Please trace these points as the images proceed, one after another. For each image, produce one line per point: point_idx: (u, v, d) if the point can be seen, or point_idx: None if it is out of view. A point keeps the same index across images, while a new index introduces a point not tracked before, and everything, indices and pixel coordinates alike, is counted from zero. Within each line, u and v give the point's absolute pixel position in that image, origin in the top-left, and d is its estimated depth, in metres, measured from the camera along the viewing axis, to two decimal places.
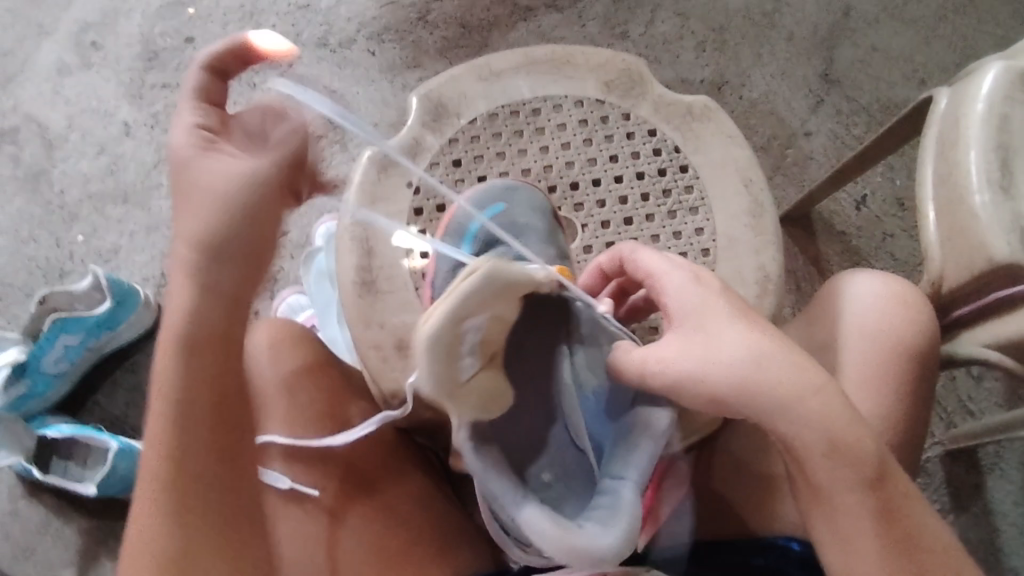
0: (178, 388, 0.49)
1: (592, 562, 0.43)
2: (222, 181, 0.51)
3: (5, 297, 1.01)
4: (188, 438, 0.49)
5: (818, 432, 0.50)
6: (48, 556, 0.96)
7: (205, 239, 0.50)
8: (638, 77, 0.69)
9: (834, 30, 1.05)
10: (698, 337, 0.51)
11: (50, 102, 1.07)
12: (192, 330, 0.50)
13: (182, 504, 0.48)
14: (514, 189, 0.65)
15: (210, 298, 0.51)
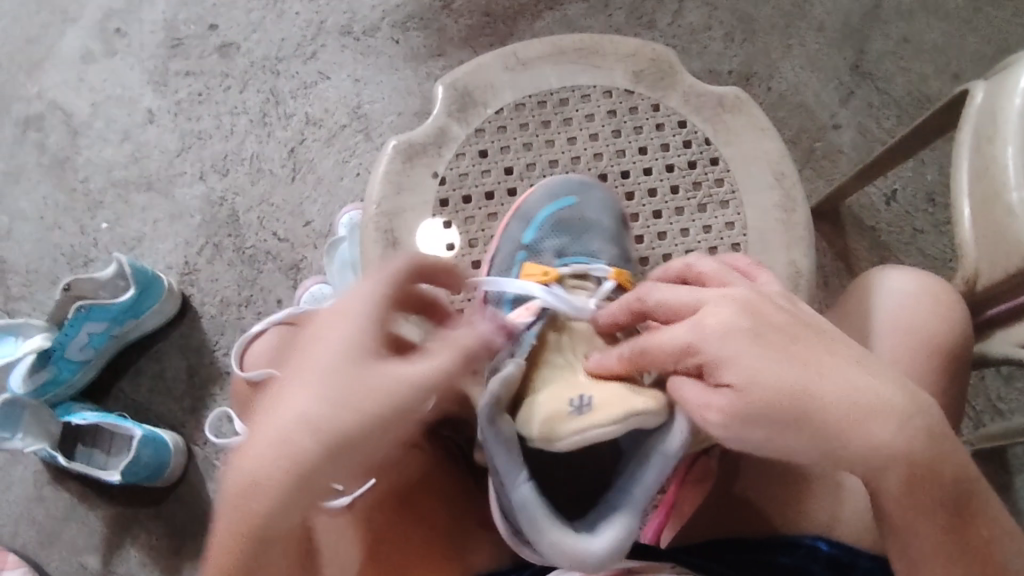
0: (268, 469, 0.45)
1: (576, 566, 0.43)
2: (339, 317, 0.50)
3: (30, 283, 1.02)
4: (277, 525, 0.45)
5: (882, 450, 0.45)
6: (74, 542, 0.97)
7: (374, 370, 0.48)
8: (667, 68, 0.68)
9: (866, 20, 1.03)
10: (732, 377, 0.45)
11: (75, 89, 1.08)
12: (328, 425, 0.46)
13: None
14: (589, 186, 0.66)
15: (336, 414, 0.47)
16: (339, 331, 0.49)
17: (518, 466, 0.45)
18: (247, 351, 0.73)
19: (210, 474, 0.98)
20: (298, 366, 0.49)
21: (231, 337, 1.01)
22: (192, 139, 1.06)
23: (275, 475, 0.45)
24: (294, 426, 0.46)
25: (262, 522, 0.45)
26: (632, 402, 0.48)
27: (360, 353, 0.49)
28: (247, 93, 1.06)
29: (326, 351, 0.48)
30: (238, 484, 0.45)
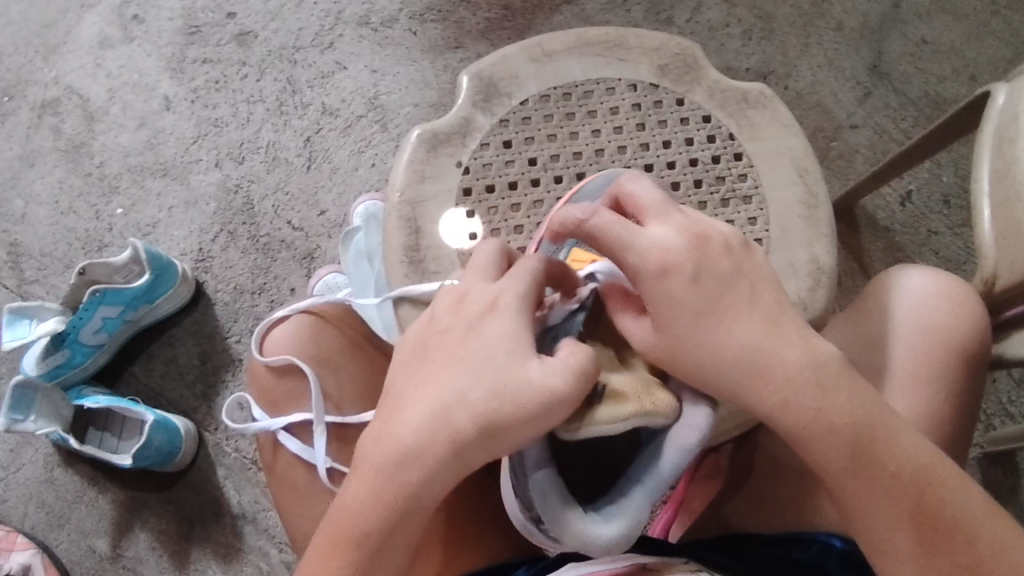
0: (414, 455, 0.47)
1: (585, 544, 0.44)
2: (492, 305, 0.49)
3: (44, 267, 1.02)
4: (405, 510, 0.48)
5: (798, 414, 0.47)
6: (83, 525, 0.97)
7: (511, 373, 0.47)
8: (692, 63, 0.70)
9: (884, 22, 1.03)
10: (661, 319, 0.48)
11: (92, 74, 1.08)
12: (471, 418, 0.47)
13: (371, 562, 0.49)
14: None
15: (483, 404, 0.46)
16: (489, 323, 0.48)
17: (540, 457, 0.47)
18: (267, 338, 0.73)
19: (220, 461, 0.98)
20: (447, 351, 0.49)
21: (245, 323, 1.01)
22: (209, 126, 1.06)
23: (413, 466, 0.47)
24: (450, 408, 0.47)
25: (400, 508, 0.48)
26: (643, 405, 0.44)
27: (503, 351, 0.47)
28: (264, 81, 1.07)
29: (472, 341, 0.48)
30: (379, 465, 0.48)
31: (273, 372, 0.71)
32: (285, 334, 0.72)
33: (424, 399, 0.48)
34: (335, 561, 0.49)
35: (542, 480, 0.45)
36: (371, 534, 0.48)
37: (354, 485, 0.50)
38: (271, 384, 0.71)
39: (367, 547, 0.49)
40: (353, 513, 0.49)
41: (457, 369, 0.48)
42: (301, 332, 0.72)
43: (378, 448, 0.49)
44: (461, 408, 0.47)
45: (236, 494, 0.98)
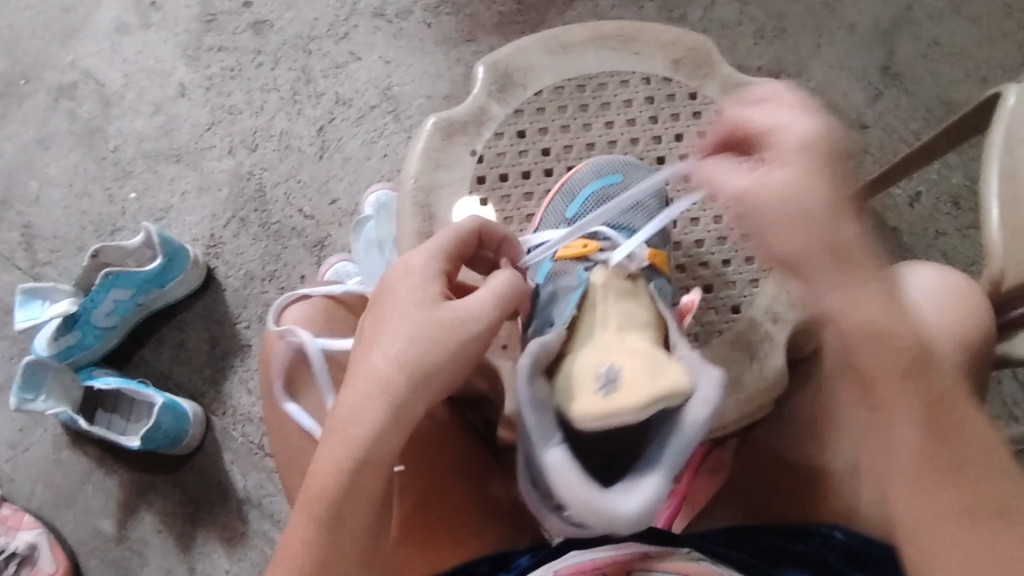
0: (366, 410, 0.50)
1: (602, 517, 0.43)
2: (410, 273, 0.53)
3: (57, 249, 1.03)
4: (364, 465, 0.50)
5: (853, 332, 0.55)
6: (89, 505, 0.98)
7: (436, 321, 0.51)
8: (705, 58, 0.70)
9: (896, 23, 1.04)
10: (772, 242, 0.56)
11: (108, 59, 1.09)
12: (404, 365, 0.50)
13: (338, 523, 0.50)
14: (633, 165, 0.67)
15: (414, 351, 0.50)
16: (401, 285, 0.53)
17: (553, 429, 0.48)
18: (281, 316, 0.74)
19: (227, 445, 0.99)
20: (375, 321, 0.53)
21: (254, 309, 1.02)
22: (223, 114, 1.07)
23: (358, 419, 0.50)
24: (382, 363, 0.51)
25: (356, 460, 0.50)
26: (656, 387, 0.45)
27: (426, 305, 0.52)
28: (279, 70, 1.07)
29: (397, 301, 0.52)
30: (333, 426, 0.51)
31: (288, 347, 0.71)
32: (301, 310, 0.73)
33: (364, 360, 0.52)
34: (305, 527, 0.50)
35: (558, 455, 0.46)
36: (331, 491, 0.50)
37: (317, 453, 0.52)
38: (285, 361, 0.71)
39: (325, 502, 0.50)
40: (314, 474, 0.51)
41: (385, 330, 0.52)
42: (317, 313, 0.74)
43: (332, 413, 0.52)
44: (393, 361, 0.50)
45: (241, 479, 0.98)
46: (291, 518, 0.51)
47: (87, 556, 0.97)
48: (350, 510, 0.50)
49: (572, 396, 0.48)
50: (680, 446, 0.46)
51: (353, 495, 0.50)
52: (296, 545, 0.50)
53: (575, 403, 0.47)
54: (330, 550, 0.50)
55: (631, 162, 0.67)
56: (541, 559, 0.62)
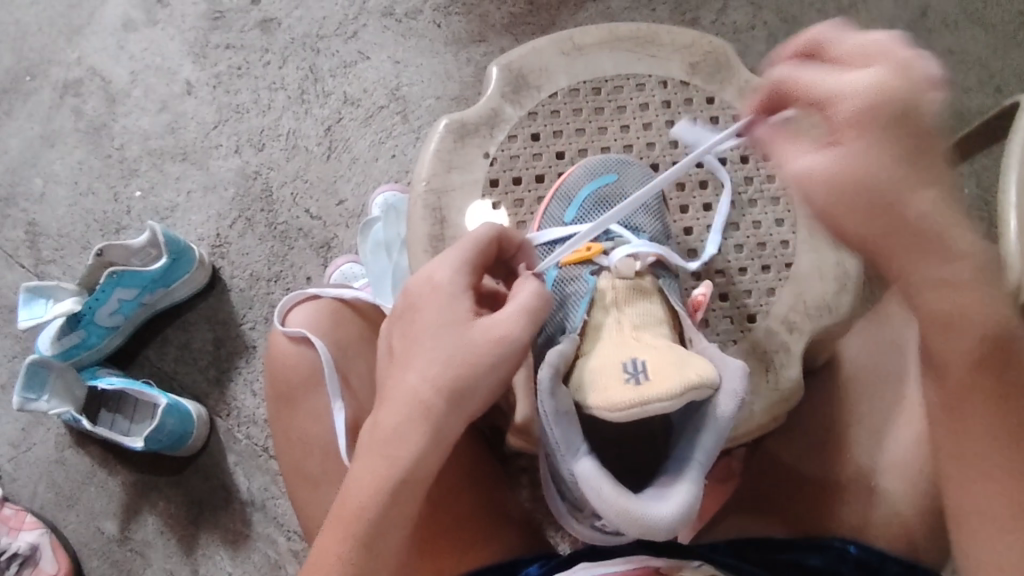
0: (403, 423, 0.51)
1: (644, 528, 0.44)
2: (435, 290, 0.53)
3: (61, 247, 1.02)
4: (399, 489, 0.51)
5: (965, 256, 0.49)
6: (92, 506, 0.97)
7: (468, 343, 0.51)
8: (723, 61, 0.69)
9: (910, 29, 1.03)
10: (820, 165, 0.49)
11: (115, 56, 1.08)
12: (434, 388, 0.51)
13: (376, 542, 0.51)
14: (625, 162, 0.65)
15: (444, 374, 0.51)
16: (430, 300, 0.53)
17: (579, 441, 0.48)
18: (287, 320, 0.72)
19: (230, 447, 0.98)
20: (407, 334, 0.53)
21: (259, 310, 1.01)
22: (230, 112, 1.06)
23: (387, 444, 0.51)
24: (418, 385, 0.51)
25: (393, 478, 0.51)
26: (691, 373, 0.46)
27: (453, 326, 0.52)
28: (286, 69, 1.07)
29: (424, 320, 0.53)
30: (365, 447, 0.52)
31: (296, 357, 0.69)
32: (307, 314, 0.71)
33: (398, 382, 0.52)
34: (340, 541, 0.51)
35: (589, 466, 0.46)
36: (364, 509, 0.51)
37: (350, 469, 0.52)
38: (292, 371, 0.69)
39: (362, 522, 0.51)
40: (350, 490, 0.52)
41: (419, 349, 0.52)
42: (325, 317, 0.71)
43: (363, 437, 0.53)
44: (425, 384, 0.51)
45: (245, 481, 0.97)
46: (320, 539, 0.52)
47: (89, 558, 0.96)
48: (390, 526, 0.51)
49: (597, 394, 0.49)
50: (711, 440, 0.47)
51: (388, 517, 0.51)
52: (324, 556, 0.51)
53: (603, 398, 0.48)
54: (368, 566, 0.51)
55: (623, 159, 0.66)
56: (552, 569, 0.62)
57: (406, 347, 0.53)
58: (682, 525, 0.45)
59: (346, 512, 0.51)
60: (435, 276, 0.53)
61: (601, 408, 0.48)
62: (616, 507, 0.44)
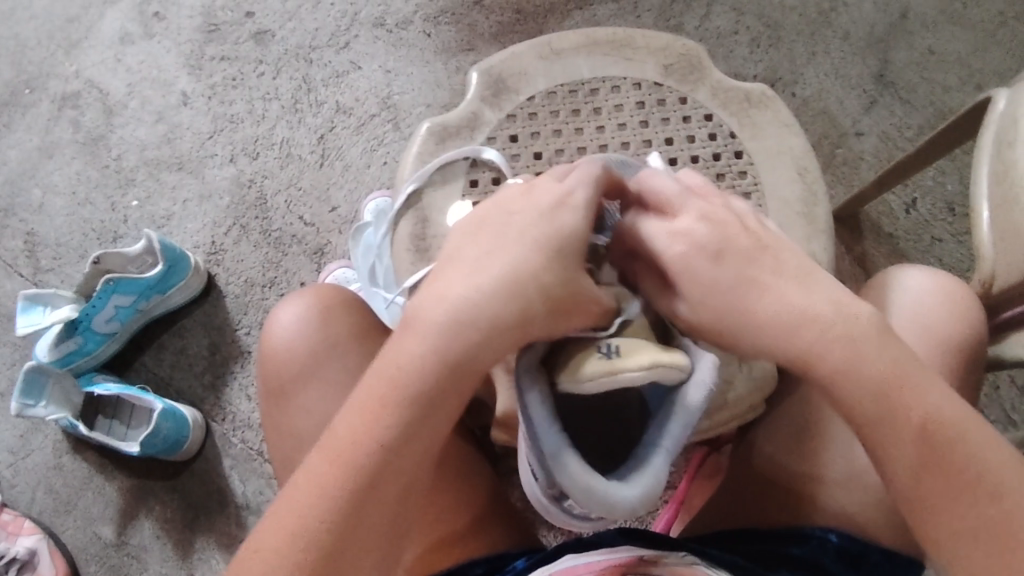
0: (501, 303, 0.48)
1: (608, 507, 0.45)
2: (539, 209, 0.51)
3: (59, 256, 1.04)
4: (455, 361, 0.48)
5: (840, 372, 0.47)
6: (88, 512, 0.98)
7: (519, 295, 0.48)
8: (696, 63, 0.72)
9: (890, 31, 1.05)
10: (690, 295, 0.50)
11: (112, 69, 1.10)
12: (512, 302, 0.48)
13: (420, 404, 0.47)
14: None
15: (506, 285, 0.48)
16: (531, 222, 0.51)
17: (553, 417, 0.48)
18: (272, 320, 0.70)
19: (226, 451, 0.99)
20: (478, 245, 0.51)
21: (254, 316, 1.02)
22: (225, 122, 1.08)
23: (552, 284, 0.49)
24: (482, 295, 0.48)
25: (444, 347, 0.48)
26: (662, 354, 0.45)
27: (515, 274, 0.49)
28: (280, 79, 1.09)
29: (518, 234, 0.50)
30: (558, 274, 0.49)
31: (283, 355, 0.68)
32: (296, 313, 0.70)
33: (454, 283, 0.49)
34: (388, 388, 0.47)
35: (559, 444, 0.46)
36: (434, 359, 0.47)
37: (507, 282, 0.48)
38: (280, 369, 0.68)
39: (411, 391, 0.47)
40: (475, 338, 0.48)
41: (486, 259, 0.50)
42: (311, 315, 0.70)
43: (524, 290, 0.48)
44: (502, 272, 0.49)
45: (240, 485, 0.98)
46: (372, 376, 0.48)
47: (86, 563, 0.97)
48: (429, 412, 0.47)
49: (575, 363, 0.47)
50: (679, 428, 0.48)
51: (451, 387, 0.48)
52: (347, 450, 0.46)
53: (581, 366, 0.46)
54: (416, 425, 0.47)
55: None
56: (537, 563, 0.62)
57: (514, 208, 0.52)
58: (644, 505, 0.46)
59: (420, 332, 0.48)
60: (521, 201, 0.52)
61: (574, 386, 0.46)
62: (580, 485, 0.45)
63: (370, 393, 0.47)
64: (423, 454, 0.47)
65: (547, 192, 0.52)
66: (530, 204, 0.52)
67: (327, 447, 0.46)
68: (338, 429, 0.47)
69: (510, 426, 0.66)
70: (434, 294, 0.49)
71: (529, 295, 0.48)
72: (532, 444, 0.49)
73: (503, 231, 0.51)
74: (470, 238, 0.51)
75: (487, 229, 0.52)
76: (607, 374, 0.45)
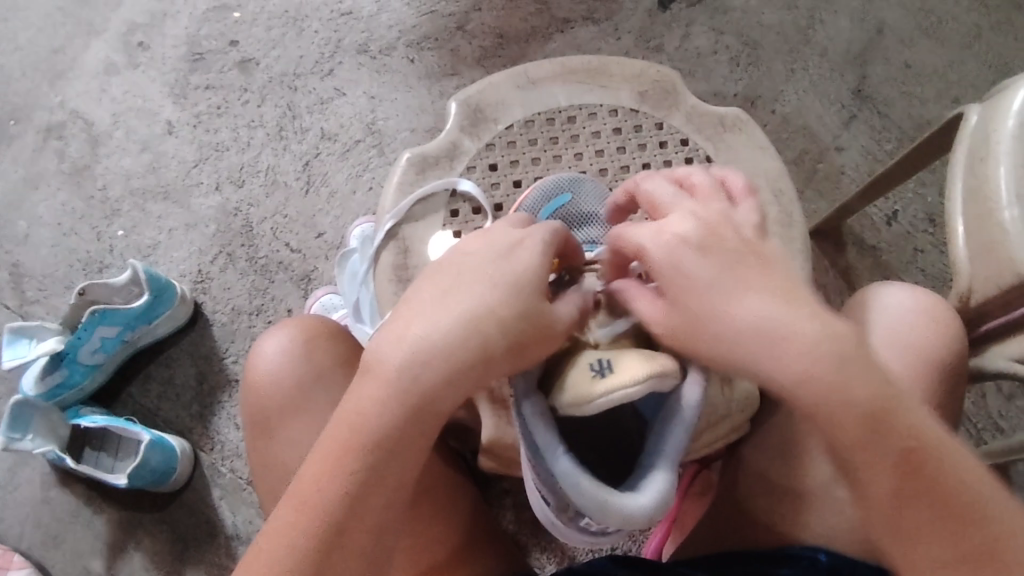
0: (460, 344, 0.48)
1: (626, 518, 0.44)
2: (496, 251, 0.51)
3: (45, 287, 1.04)
4: (415, 401, 0.47)
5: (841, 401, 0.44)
6: (77, 546, 0.97)
7: (479, 338, 0.47)
8: (670, 88, 0.73)
9: (866, 47, 1.06)
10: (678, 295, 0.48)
11: (97, 99, 1.10)
12: (468, 342, 0.48)
13: (383, 446, 0.47)
14: (580, 181, 0.67)
15: (462, 326, 0.48)
16: (489, 264, 0.50)
17: (556, 439, 0.47)
18: (257, 351, 0.70)
19: (215, 481, 0.98)
20: (437, 282, 0.50)
21: (241, 344, 1.02)
22: (210, 150, 1.08)
23: (511, 321, 0.48)
24: (440, 336, 0.47)
25: (399, 387, 0.47)
26: (650, 361, 0.45)
27: (472, 315, 0.48)
28: (265, 107, 1.09)
29: (474, 275, 0.50)
30: (516, 307, 0.48)
31: (267, 387, 0.68)
32: (281, 344, 0.70)
33: (411, 323, 0.49)
34: (354, 430, 0.47)
35: (568, 465, 0.46)
36: (394, 400, 0.47)
37: (462, 324, 0.48)
38: (265, 401, 0.67)
39: (374, 434, 0.47)
40: (433, 376, 0.47)
41: (443, 299, 0.49)
42: (295, 346, 0.69)
43: (483, 330, 0.48)
44: (457, 313, 0.48)
45: (230, 515, 0.97)
46: (338, 420, 0.48)
47: None
48: (394, 452, 0.47)
49: (570, 391, 0.48)
50: (681, 434, 0.47)
51: (415, 424, 0.47)
52: (309, 490, 0.46)
53: (579, 390, 0.47)
54: (376, 467, 0.47)
55: (575, 176, 0.68)
56: None
57: (469, 249, 0.51)
58: (661, 513, 0.45)
59: (379, 374, 0.48)
60: (480, 241, 0.52)
61: (576, 410, 0.47)
62: (595, 500, 0.44)
63: (330, 444, 0.47)
64: (389, 493, 0.47)
65: (501, 236, 0.51)
66: (484, 245, 0.51)
67: (295, 495, 0.46)
68: (304, 479, 0.47)
69: (497, 456, 0.66)
70: (392, 333, 0.49)
71: (488, 336, 0.48)
72: (543, 465, 0.48)
73: (459, 272, 0.50)
74: (427, 280, 0.51)
75: (446, 270, 0.51)
76: (606, 394, 0.45)
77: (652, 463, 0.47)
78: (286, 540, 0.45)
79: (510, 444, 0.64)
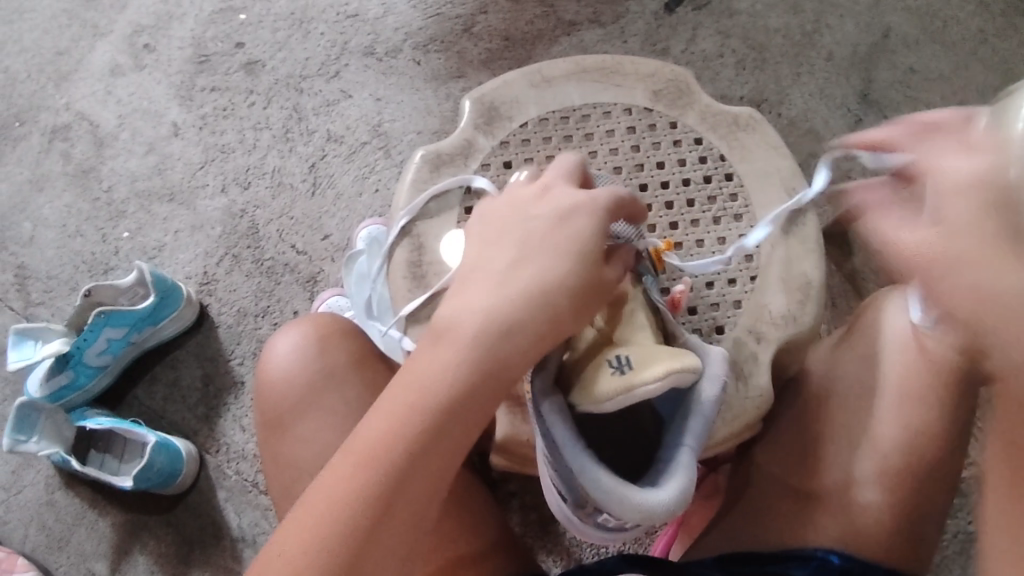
0: (529, 304, 0.50)
1: (646, 514, 0.44)
2: (559, 215, 0.53)
3: (50, 289, 1.04)
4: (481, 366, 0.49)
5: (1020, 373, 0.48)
6: (81, 548, 0.97)
7: (546, 297, 0.50)
8: (685, 88, 0.73)
9: (873, 51, 1.06)
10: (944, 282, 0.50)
11: (102, 101, 1.10)
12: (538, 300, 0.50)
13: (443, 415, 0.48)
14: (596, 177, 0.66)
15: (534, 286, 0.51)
16: (553, 229, 0.53)
17: (573, 435, 0.48)
18: (269, 350, 0.70)
19: (220, 483, 0.98)
20: (503, 248, 0.54)
21: (247, 346, 1.02)
22: (215, 153, 1.08)
23: (549, 322, 0.51)
24: (512, 295, 0.51)
25: (467, 352, 0.49)
26: (671, 363, 0.46)
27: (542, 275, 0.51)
28: (271, 109, 1.09)
29: (537, 239, 0.53)
30: (580, 270, 0.51)
31: (280, 385, 0.67)
32: (293, 343, 0.69)
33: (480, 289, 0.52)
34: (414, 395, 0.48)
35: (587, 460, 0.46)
36: (463, 360, 0.49)
37: (530, 287, 0.51)
38: (278, 400, 0.67)
39: (435, 399, 0.48)
40: (504, 333, 0.50)
41: (512, 263, 0.52)
42: (309, 343, 0.69)
43: (551, 290, 0.51)
44: (530, 274, 0.51)
45: (235, 517, 0.97)
46: (401, 384, 0.49)
47: None
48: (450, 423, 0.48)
49: (588, 389, 0.48)
50: (699, 427, 0.48)
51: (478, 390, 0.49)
52: (368, 448, 0.47)
53: (596, 387, 0.47)
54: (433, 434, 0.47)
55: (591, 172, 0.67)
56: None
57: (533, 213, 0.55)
58: (679, 509, 0.45)
59: (448, 337, 0.50)
60: (542, 206, 0.55)
61: (594, 408, 0.48)
62: (615, 495, 0.44)
63: (387, 409, 0.48)
64: (438, 470, 0.47)
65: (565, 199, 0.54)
66: (525, 245, 0.54)
67: (352, 457, 0.46)
68: (361, 441, 0.47)
69: (510, 456, 0.65)
70: (461, 298, 0.52)
71: (556, 296, 0.51)
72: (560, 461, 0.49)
73: (525, 237, 0.53)
74: (492, 249, 0.54)
75: (509, 238, 0.54)
76: (622, 393, 0.46)
77: (672, 459, 0.47)
78: (342, 499, 0.45)
79: (523, 442, 0.64)
